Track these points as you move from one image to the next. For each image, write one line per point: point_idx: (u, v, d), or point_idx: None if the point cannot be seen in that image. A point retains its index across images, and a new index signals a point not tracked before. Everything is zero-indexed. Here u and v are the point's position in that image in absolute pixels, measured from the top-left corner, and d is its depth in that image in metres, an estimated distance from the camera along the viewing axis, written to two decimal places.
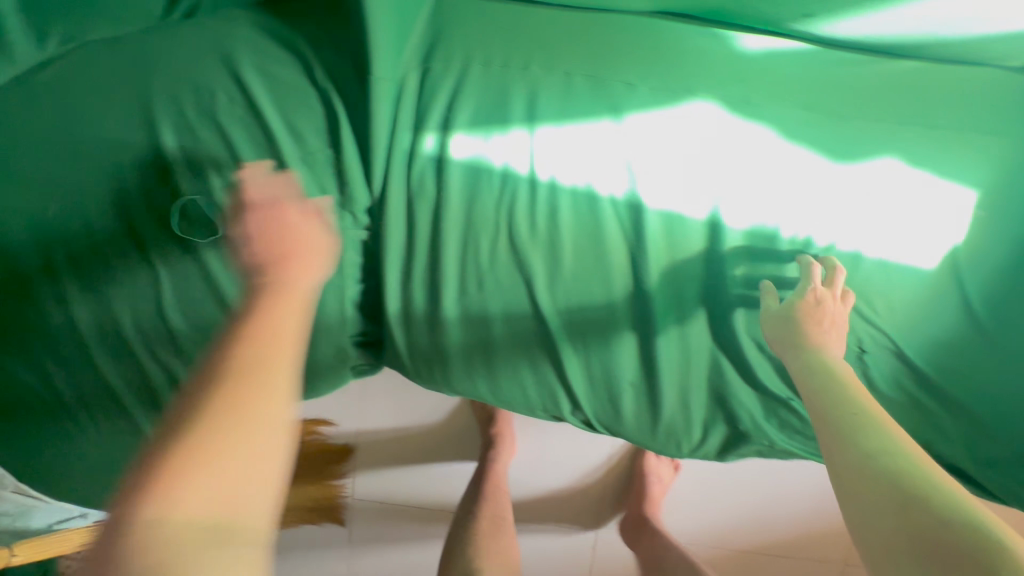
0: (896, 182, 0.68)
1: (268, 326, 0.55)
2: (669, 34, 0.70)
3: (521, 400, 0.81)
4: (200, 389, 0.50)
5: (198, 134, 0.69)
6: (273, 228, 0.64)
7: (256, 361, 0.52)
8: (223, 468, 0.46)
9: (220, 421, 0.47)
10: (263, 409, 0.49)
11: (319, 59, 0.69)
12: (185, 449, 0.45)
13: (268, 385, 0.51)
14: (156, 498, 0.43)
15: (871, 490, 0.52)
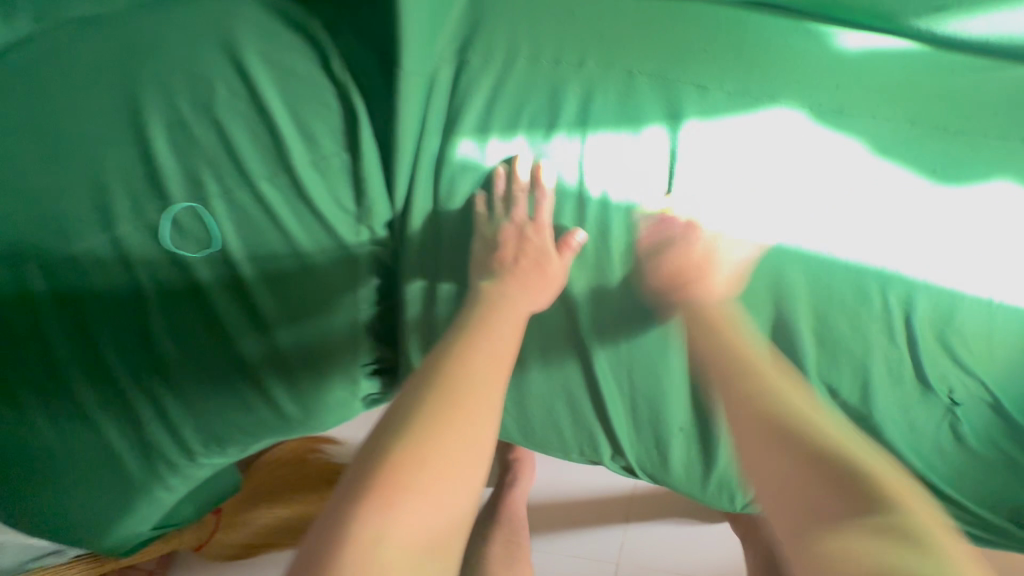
0: (1007, 210, 0.58)
1: (497, 339, 0.52)
2: (754, 32, 0.58)
3: (554, 442, 0.71)
4: (418, 391, 0.46)
5: (193, 133, 0.60)
6: (516, 234, 0.59)
7: (481, 374, 0.48)
8: (438, 484, 0.42)
9: (438, 432, 0.44)
10: (479, 428, 0.45)
11: (337, 49, 0.59)
12: (405, 456, 0.42)
13: (484, 400, 0.47)
14: (369, 509, 0.40)
15: (803, 461, 0.46)
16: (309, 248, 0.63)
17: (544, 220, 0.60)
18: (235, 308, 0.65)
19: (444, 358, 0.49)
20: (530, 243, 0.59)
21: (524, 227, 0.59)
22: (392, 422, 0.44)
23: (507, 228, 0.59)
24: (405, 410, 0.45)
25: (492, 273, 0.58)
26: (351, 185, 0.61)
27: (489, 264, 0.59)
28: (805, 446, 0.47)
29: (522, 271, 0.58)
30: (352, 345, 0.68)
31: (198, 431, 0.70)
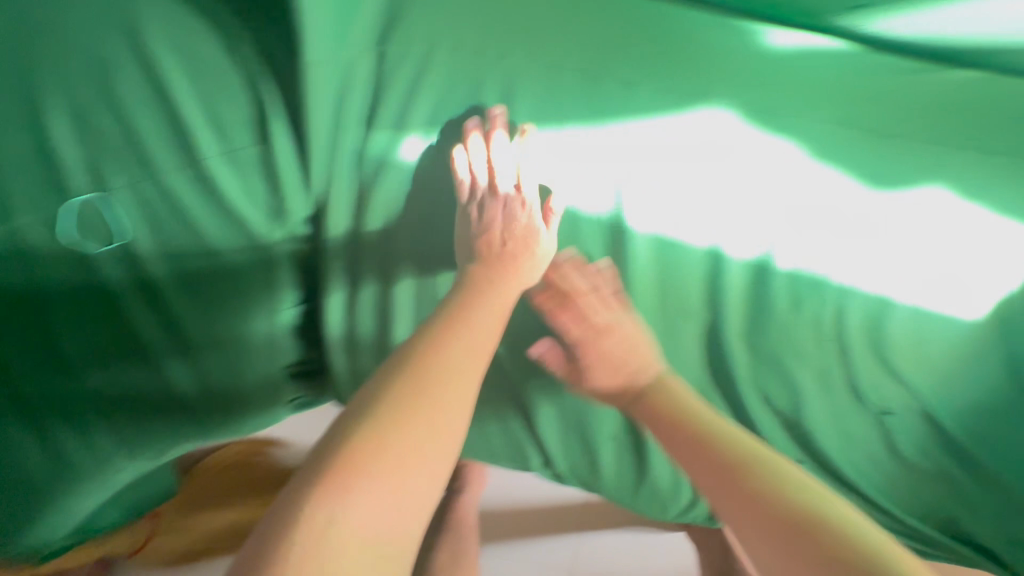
0: (938, 216, 0.56)
1: (478, 331, 0.49)
2: (682, 27, 0.56)
3: (482, 448, 0.68)
4: (389, 376, 0.43)
5: (94, 121, 0.56)
6: (502, 212, 0.58)
7: (455, 363, 0.45)
8: (403, 472, 0.38)
9: (406, 415, 0.40)
10: (447, 418, 0.42)
11: (248, 38, 0.57)
12: (368, 437, 0.38)
13: (458, 389, 0.44)
14: (322, 492, 0.35)
15: (763, 524, 0.43)
16: (220, 243, 0.60)
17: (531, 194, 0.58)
18: (144, 306, 0.61)
19: (418, 345, 0.46)
20: (516, 222, 0.58)
21: (510, 204, 0.58)
22: (359, 405, 0.41)
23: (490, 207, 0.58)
24: (372, 393, 0.42)
25: (480, 258, 0.56)
26: (264, 178, 0.58)
27: (476, 248, 0.57)
28: (756, 496, 0.45)
29: (512, 255, 0.57)
30: (273, 347, 0.65)
31: (110, 434, 0.67)
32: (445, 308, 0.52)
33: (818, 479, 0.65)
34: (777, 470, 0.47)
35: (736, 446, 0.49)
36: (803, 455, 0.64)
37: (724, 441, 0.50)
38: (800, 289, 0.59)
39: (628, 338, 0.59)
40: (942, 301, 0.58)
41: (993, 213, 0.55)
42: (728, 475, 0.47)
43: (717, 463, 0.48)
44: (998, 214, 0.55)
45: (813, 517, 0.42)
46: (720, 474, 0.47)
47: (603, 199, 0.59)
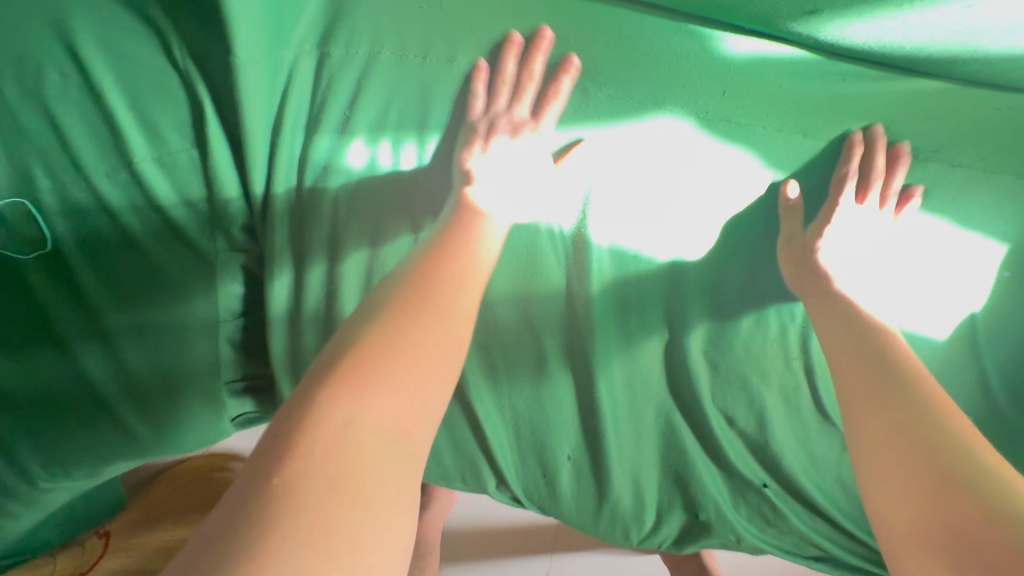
0: (903, 230, 0.55)
1: (476, 244, 0.45)
2: (633, 33, 0.52)
3: (434, 469, 0.65)
4: (389, 294, 0.39)
5: (20, 120, 0.53)
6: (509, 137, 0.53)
7: (457, 277, 0.42)
8: (411, 381, 0.35)
9: (410, 329, 0.37)
10: (452, 335, 0.38)
11: (179, 35, 0.52)
12: (372, 354, 0.35)
13: (461, 305, 0.40)
14: (330, 397, 0.32)
15: (901, 449, 0.37)
16: (154, 249, 0.57)
17: (546, 122, 0.54)
18: (75, 315, 0.58)
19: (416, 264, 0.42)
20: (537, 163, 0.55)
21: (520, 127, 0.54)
22: (359, 325, 0.37)
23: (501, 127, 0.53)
24: (373, 311, 0.38)
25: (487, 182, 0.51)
26: (202, 183, 0.56)
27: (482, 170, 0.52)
28: (933, 429, 0.37)
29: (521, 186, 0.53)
30: (212, 360, 0.62)
31: (36, 451, 0.63)
32: (446, 224, 0.47)
33: (784, 502, 0.62)
34: (941, 411, 0.38)
35: (922, 382, 0.41)
36: (770, 477, 0.61)
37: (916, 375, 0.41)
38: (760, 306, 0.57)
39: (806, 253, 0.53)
40: (909, 318, 0.55)
41: (953, 226, 0.55)
42: (902, 398, 0.39)
43: (901, 391, 0.40)
44: (958, 227, 0.55)
45: (962, 463, 0.34)
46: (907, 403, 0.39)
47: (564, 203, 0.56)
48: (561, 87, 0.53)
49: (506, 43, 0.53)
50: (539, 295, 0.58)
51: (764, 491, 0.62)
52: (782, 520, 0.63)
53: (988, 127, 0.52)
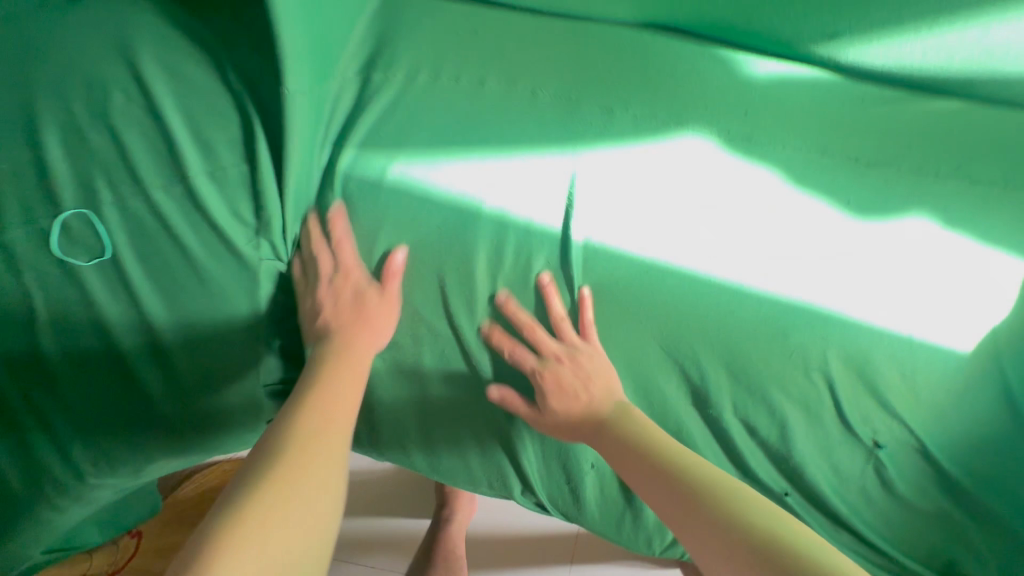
0: (927, 247, 0.55)
1: (333, 393, 0.51)
2: (659, 57, 0.57)
3: (461, 473, 0.67)
4: (258, 466, 0.42)
5: (87, 137, 0.58)
6: (330, 289, 0.59)
7: (317, 430, 0.47)
8: (281, 538, 0.38)
9: (280, 490, 0.40)
10: (323, 485, 0.43)
11: (235, 61, 0.58)
12: (246, 522, 0.37)
13: (331, 455, 0.46)
14: (210, 558, 0.35)
15: (714, 534, 0.41)
16: (202, 256, 0.60)
17: (348, 261, 0.59)
18: (126, 320, 0.61)
19: (288, 426, 0.47)
20: (344, 292, 0.58)
21: (334, 277, 0.59)
22: (222, 508, 0.39)
23: (320, 284, 0.59)
24: (243, 485, 0.40)
25: (320, 338, 0.58)
26: (249, 196, 0.59)
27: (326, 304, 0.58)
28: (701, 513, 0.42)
29: (348, 328, 0.57)
30: (254, 365, 0.65)
31: (86, 449, 0.67)
32: (299, 391, 0.51)
33: (806, 512, 0.63)
34: (701, 481, 0.45)
35: (690, 470, 0.47)
36: (792, 486, 0.62)
37: (692, 466, 0.47)
38: (786, 323, 0.57)
39: (582, 359, 0.58)
40: (932, 329, 0.56)
41: (975, 242, 0.55)
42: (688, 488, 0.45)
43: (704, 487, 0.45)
44: (981, 244, 0.55)
45: (767, 535, 0.39)
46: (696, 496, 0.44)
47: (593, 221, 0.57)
48: (341, 233, 0.59)
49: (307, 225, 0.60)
50: (535, 348, 0.59)
51: (787, 499, 0.62)
52: None
53: (998, 142, 0.55)
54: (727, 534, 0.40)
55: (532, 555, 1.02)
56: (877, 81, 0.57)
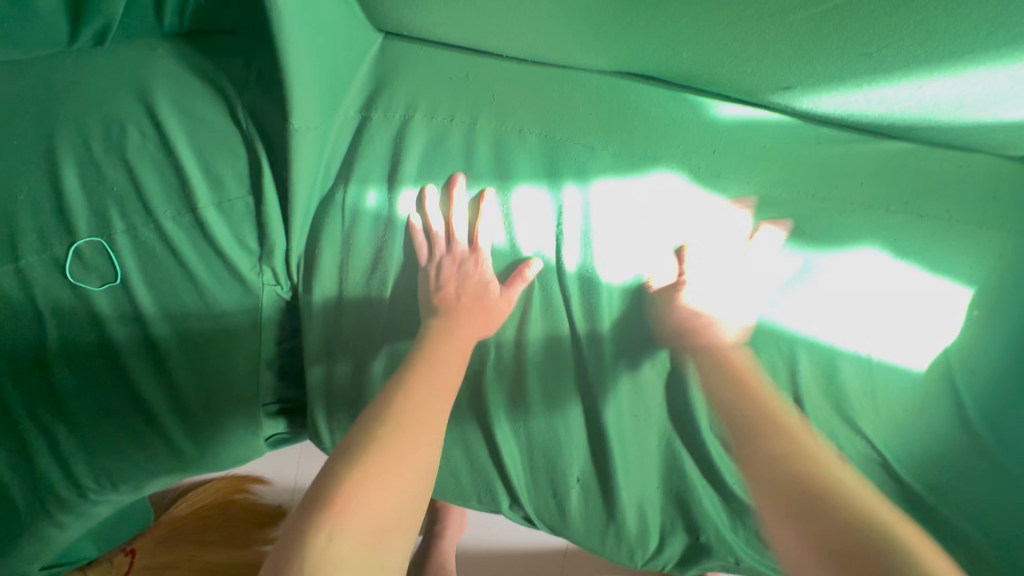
0: (880, 276, 0.61)
1: (443, 362, 0.53)
2: (636, 101, 0.62)
3: (452, 488, 0.70)
4: (370, 420, 0.46)
5: (103, 170, 0.62)
6: (453, 270, 0.61)
7: (419, 396, 0.48)
8: (389, 485, 0.42)
9: (390, 446, 0.44)
10: (422, 446, 0.45)
11: (244, 101, 0.62)
12: (361, 473, 0.42)
13: (428, 423, 0.47)
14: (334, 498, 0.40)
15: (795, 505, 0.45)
16: (207, 280, 0.64)
17: (484, 253, 0.62)
18: (135, 342, 0.65)
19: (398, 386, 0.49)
20: (469, 278, 0.61)
21: (464, 262, 0.61)
22: (342, 453, 0.44)
23: (445, 265, 0.61)
24: (360, 434, 0.45)
25: (439, 313, 0.58)
26: (254, 226, 0.63)
27: (452, 261, 0.61)
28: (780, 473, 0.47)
29: (466, 306, 0.59)
30: (254, 385, 0.68)
31: (89, 466, 0.69)
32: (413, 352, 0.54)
33: None
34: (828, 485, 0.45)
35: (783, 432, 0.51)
36: None
37: (761, 408, 0.53)
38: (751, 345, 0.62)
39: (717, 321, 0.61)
40: (888, 349, 0.61)
41: (923, 271, 0.61)
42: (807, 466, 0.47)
43: (769, 434, 0.51)
44: (928, 273, 0.60)
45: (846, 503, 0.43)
46: (765, 446, 0.50)
47: (581, 250, 0.62)
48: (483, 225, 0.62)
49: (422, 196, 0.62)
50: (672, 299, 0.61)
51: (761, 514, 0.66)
52: None
53: (943, 182, 0.61)
54: (783, 482, 0.47)
55: (522, 570, 1.04)
56: (831, 125, 0.62)
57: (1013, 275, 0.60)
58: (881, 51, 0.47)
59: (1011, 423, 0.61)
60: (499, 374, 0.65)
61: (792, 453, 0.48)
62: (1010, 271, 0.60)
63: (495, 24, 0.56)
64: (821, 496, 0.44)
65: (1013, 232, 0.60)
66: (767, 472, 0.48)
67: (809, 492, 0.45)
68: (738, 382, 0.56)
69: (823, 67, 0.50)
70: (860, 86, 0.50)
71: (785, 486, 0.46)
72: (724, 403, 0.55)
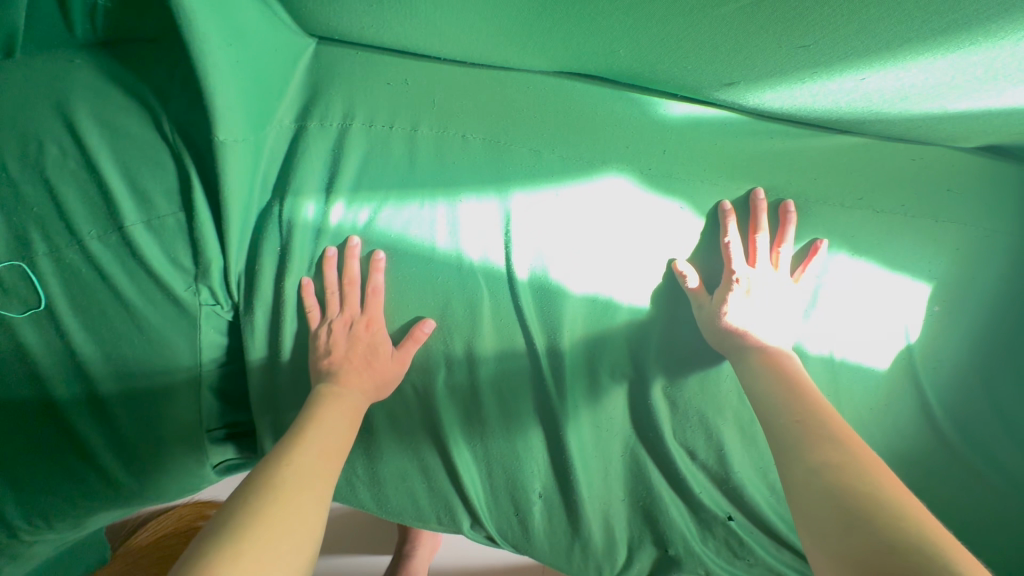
0: (837, 276, 0.59)
1: (328, 423, 0.52)
2: (581, 102, 0.59)
3: (409, 512, 0.67)
4: (245, 494, 0.42)
5: (20, 191, 0.58)
6: (344, 333, 0.59)
7: (302, 458, 0.46)
8: (271, 551, 0.37)
9: (270, 512, 0.40)
10: (307, 503, 0.42)
11: (170, 113, 0.59)
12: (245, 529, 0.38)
13: (311, 480, 0.44)
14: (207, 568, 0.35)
15: (821, 500, 0.37)
16: (139, 304, 0.60)
17: (376, 315, 0.60)
18: (65, 372, 0.61)
19: (282, 452, 0.47)
20: (359, 341, 0.59)
21: (354, 324, 0.60)
22: (219, 521, 0.39)
23: (336, 326, 0.60)
24: (232, 510, 0.40)
25: (324, 378, 0.57)
26: (187, 244, 0.60)
27: (345, 320, 0.60)
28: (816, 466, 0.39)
29: (353, 373, 0.57)
30: (195, 410, 0.65)
31: (21, 505, 0.65)
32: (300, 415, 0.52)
33: (749, 534, 0.64)
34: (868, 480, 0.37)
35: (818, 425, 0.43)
36: (734, 509, 0.64)
37: (802, 403, 0.46)
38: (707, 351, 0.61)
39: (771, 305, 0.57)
40: (851, 349, 0.60)
41: (882, 269, 0.59)
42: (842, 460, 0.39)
43: (811, 435, 0.43)
44: (888, 270, 0.59)
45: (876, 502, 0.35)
46: (807, 446, 0.42)
47: (531, 259, 0.60)
48: (376, 283, 0.60)
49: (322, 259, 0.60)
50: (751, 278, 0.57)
51: (730, 524, 0.64)
52: (749, 552, 0.64)
53: (900, 175, 0.59)
54: (817, 482, 0.38)
55: None
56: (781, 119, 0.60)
57: (969, 267, 0.59)
58: (816, 44, 0.44)
59: (971, 416, 0.60)
60: (451, 391, 0.63)
61: (832, 455, 0.40)
62: (966, 264, 0.59)
63: (428, 28, 0.54)
64: (849, 498, 0.36)
65: (969, 224, 0.59)
66: (808, 469, 0.40)
67: (833, 494, 0.37)
68: (780, 384, 0.50)
69: (763, 63, 0.48)
70: (802, 80, 0.49)
71: (816, 489, 0.38)
72: (769, 413, 0.47)
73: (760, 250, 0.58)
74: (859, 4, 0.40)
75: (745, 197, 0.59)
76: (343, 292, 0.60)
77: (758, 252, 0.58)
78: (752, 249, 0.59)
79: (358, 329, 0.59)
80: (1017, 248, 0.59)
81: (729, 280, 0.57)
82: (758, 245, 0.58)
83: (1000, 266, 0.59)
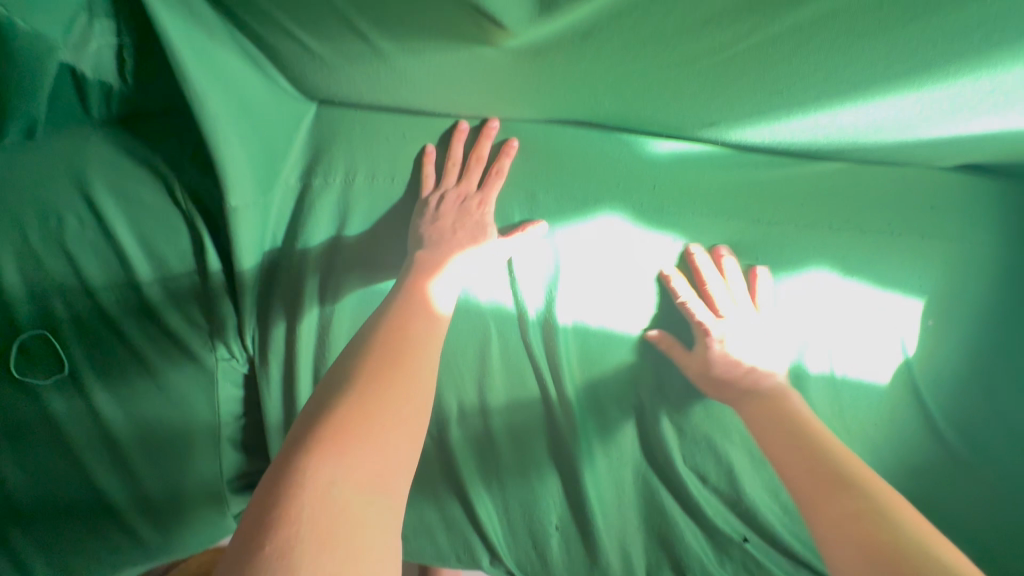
0: (831, 297, 0.61)
1: (426, 296, 0.50)
2: (574, 151, 0.61)
3: (429, 545, 0.69)
4: (356, 359, 0.43)
5: (42, 260, 0.60)
6: (456, 205, 0.59)
7: (407, 331, 0.46)
8: (389, 416, 0.38)
9: (382, 379, 0.40)
10: (414, 373, 0.42)
11: (180, 178, 0.61)
12: (356, 393, 0.39)
13: (415, 352, 0.44)
14: (329, 428, 0.36)
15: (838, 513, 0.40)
16: (158, 362, 0.62)
17: (489, 196, 0.60)
18: (87, 432, 0.63)
19: (385, 321, 0.46)
20: (469, 216, 0.59)
21: (468, 199, 0.60)
22: (333, 385, 0.40)
23: (449, 196, 0.60)
24: (346, 372, 0.41)
25: (429, 243, 0.57)
26: (201, 303, 0.62)
27: (460, 196, 0.60)
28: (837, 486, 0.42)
29: (455, 243, 0.57)
30: (217, 462, 0.66)
31: (49, 565, 0.67)
32: (402, 287, 0.52)
33: (765, 554, 0.64)
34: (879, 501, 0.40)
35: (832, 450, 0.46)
36: (749, 530, 0.64)
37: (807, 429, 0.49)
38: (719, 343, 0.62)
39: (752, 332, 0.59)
40: (850, 365, 0.62)
41: (874, 287, 0.61)
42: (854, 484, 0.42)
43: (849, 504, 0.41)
44: (881, 289, 0.61)
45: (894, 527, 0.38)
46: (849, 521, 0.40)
47: (538, 296, 0.63)
48: (501, 167, 0.60)
49: (455, 132, 0.60)
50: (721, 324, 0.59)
51: (746, 546, 0.64)
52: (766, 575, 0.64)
53: (889, 197, 0.60)
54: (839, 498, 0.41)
55: None
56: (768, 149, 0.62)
57: (960, 282, 0.61)
58: (790, 88, 0.48)
59: (979, 426, 0.61)
60: (462, 426, 0.65)
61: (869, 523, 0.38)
62: (957, 279, 0.61)
63: (423, 91, 0.56)
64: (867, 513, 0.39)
65: (957, 240, 0.61)
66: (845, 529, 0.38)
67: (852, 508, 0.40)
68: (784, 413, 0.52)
69: (740, 107, 0.51)
70: (782, 119, 0.51)
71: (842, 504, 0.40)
72: (796, 467, 0.46)
73: (718, 298, 0.59)
74: (804, 46, 0.45)
75: (738, 229, 0.62)
76: (466, 171, 0.60)
77: (718, 301, 0.59)
78: (709, 299, 0.60)
79: (471, 207, 0.60)
80: (1004, 261, 0.61)
81: (706, 337, 0.59)
82: (714, 294, 0.59)
83: (991, 279, 0.61)
